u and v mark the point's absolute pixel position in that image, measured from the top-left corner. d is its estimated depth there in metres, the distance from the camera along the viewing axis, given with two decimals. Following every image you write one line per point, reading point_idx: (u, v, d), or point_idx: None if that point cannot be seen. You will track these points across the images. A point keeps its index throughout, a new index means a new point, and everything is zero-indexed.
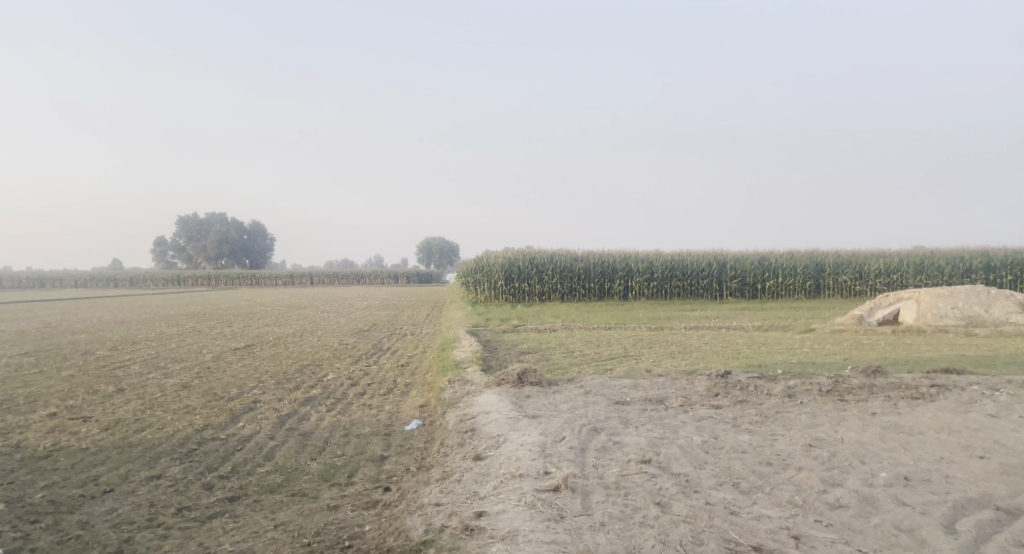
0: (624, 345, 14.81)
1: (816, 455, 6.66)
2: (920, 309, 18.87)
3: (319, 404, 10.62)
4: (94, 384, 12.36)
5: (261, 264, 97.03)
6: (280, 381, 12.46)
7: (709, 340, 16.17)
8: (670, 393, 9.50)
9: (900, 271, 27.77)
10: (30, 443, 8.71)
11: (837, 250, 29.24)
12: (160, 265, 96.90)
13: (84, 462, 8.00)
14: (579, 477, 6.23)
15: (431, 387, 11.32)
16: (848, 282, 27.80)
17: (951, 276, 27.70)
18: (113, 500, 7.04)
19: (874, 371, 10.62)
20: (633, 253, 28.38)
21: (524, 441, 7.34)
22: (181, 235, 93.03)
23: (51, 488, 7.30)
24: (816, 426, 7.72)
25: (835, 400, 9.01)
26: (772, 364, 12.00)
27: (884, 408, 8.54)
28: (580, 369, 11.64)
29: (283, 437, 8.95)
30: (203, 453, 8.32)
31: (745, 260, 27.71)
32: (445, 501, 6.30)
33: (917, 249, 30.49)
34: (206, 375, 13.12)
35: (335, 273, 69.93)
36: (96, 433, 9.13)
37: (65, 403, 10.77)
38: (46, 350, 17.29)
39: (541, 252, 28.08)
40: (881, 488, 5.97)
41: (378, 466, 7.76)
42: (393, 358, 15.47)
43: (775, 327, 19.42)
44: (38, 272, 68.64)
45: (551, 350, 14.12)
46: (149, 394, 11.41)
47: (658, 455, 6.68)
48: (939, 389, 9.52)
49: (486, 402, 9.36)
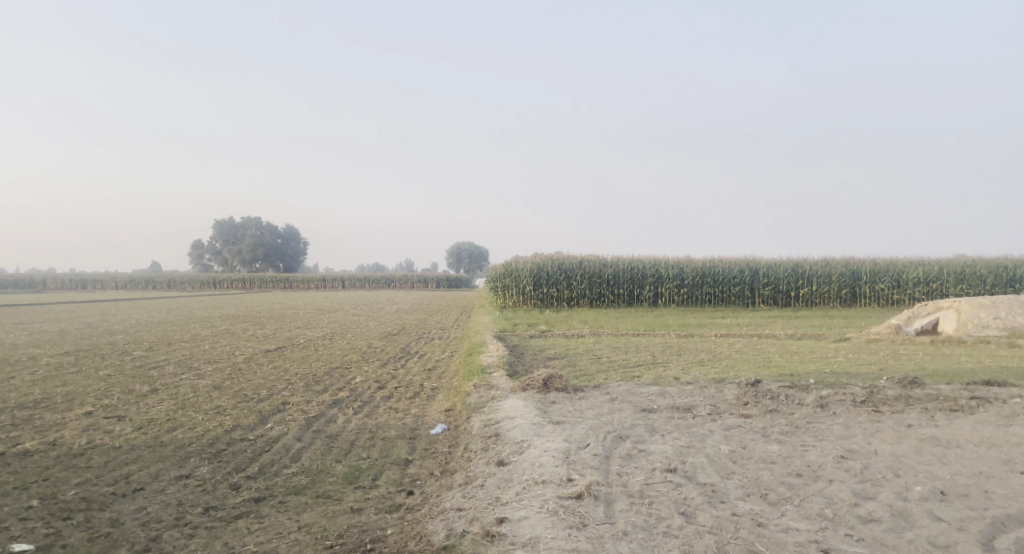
0: (653, 352, 14.67)
1: (848, 467, 6.49)
2: (960, 319, 18.41)
3: (346, 407, 10.66)
4: (129, 384, 12.56)
5: (295, 267, 98.23)
6: (309, 383, 12.56)
7: (740, 348, 15.94)
8: (698, 402, 9.35)
9: (939, 280, 27.13)
10: (65, 441, 8.86)
11: (874, 258, 28.68)
12: (197, 268, 98.56)
13: (116, 461, 8.11)
14: (603, 485, 6.14)
15: (457, 392, 11.29)
16: (885, 290, 27.24)
17: (994, 285, 26.98)
18: (143, 499, 7.11)
19: (911, 382, 10.35)
20: (664, 259, 28.15)
21: (548, 447, 7.27)
22: (217, 238, 94.53)
23: (84, 485, 7.40)
24: (849, 438, 7.53)
25: (869, 411, 8.79)
26: (804, 373, 11.76)
27: (920, 420, 8.30)
28: (607, 376, 11.53)
29: (310, 439, 8.99)
30: (231, 453, 8.38)
31: (778, 268, 27.31)
32: (468, 506, 6.25)
33: (958, 257, 29.78)
34: (237, 376, 13.26)
35: (366, 277, 70.48)
36: (128, 432, 9.25)
37: (100, 402, 10.95)
38: (85, 350, 17.65)
39: (571, 258, 27.98)
40: (916, 503, 5.78)
41: (402, 469, 7.75)
42: (420, 361, 15.50)
43: (808, 335, 19.10)
44: (79, 274, 70.34)
45: (579, 355, 14.03)
46: (182, 394, 11.56)
47: (684, 464, 6.55)
48: (979, 402, 9.23)
49: (511, 407, 9.30)
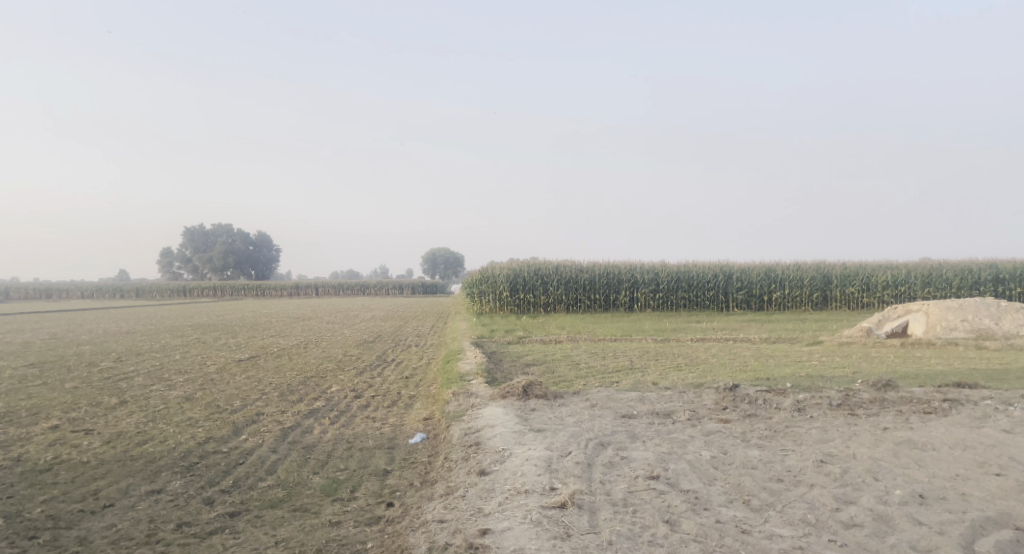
0: (630, 357, 14.69)
1: (828, 472, 6.52)
2: (930, 321, 18.70)
3: (322, 416, 10.52)
4: (98, 396, 12.26)
5: (267, 274, 97.23)
6: (284, 393, 12.38)
7: (717, 353, 16.01)
8: (677, 407, 9.36)
9: (908, 283, 27.58)
10: (31, 456, 8.62)
11: (844, 262, 29.08)
12: (166, 276, 97.16)
13: (84, 476, 7.90)
14: (586, 493, 6.10)
15: (435, 400, 11.21)
16: (855, 293, 27.61)
17: (960, 288, 27.49)
18: (113, 516, 6.93)
19: (885, 384, 10.46)
20: (638, 264, 28.27)
21: (530, 455, 7.21)
22: (187, 245, 93.22)
23: (50, 502, 7.19)
24: (828, 442, 7.58)
25: (845, 414, 8.86)
26: (781, 377, 11.83)
27: (896, 423, 8.39)
28: (586, 382, 11.51)
29: (286, 450, 8.84)
30: (205, 467, 8.21)
31: (751, 272, 27.55)
32: (449, 517, 6.18)
33: (926, 260, 30.28)
34: (209, 387, 13.01)
35: (340, 284, 69.98)
36: (97, 446, 9.03)
37: (68, 416, 10.68)
38: (51, 361, 17.22)
39: (547, 263, 28.00)
40: (896, 507, 5.82)
41: (381, 480, 7.65)
42: (397, 369, 15.36)
43: (782, 339, 19.27)
44: (44, 283, 68.94)
45: (556, 361, 13.99)
46: (152, 406, 11.32)
47: (666, 471, 6.54)
48: (952, 404, 9.35)
49: (491, 415, 9.23)
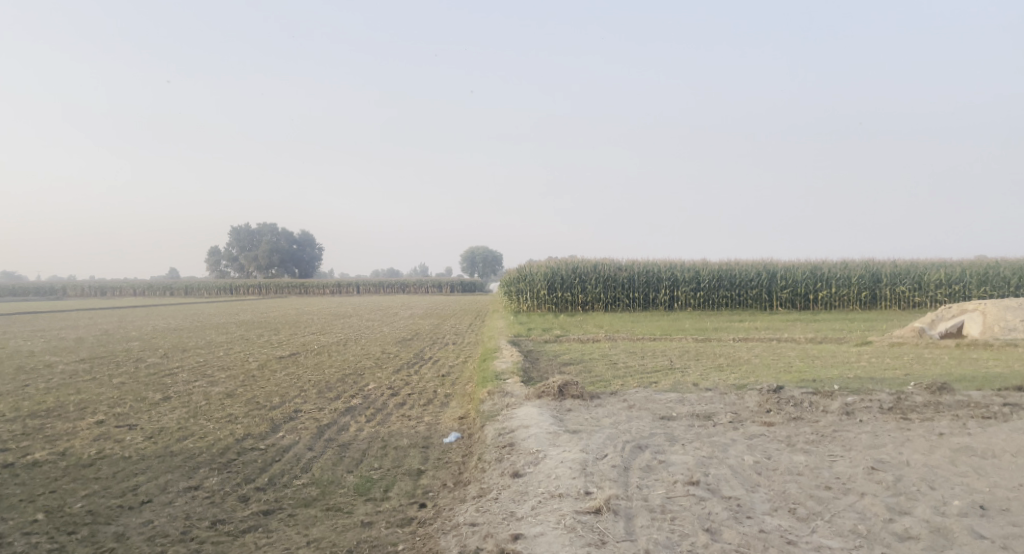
0: (670, 357, 14.38)
1: (880, 479, 6.19)
2: (986, 322, 17.95)
3: (358, 414, 10.45)
4: (143, 392, 12.40)
5: (310, 272, 98.55)
6: (321, 390, 12.37)
7: (760, 353, 15.58)
8: (718, 409, 9.06)
9: (962, 282, 26.65)
10: (75, 451, 8.71)
11: (894, 260, 28.19)
12: (214, 274, 99.13)
13: (125, 472, 7.95)
14: (622, 499, 5.88)
15: (471, 398, 11.07)
16: (906, 292, 26.74)
17: (1018, 286, 26.47)
18: (149, 512, 6.93)
19: (940, 387, 9.98)
20: (679, 262, 27.85)
21: (564, 457, 7.01)
22: (233, 244, 95.00)
23: (90, 497, 7.23)
24: (879, 448, 7.22)
25: (897, 418, 8.47)
26: (828, 378, 11.40)
27: (952, 429, 7.97)
28: (624, 382, 11.28)
29: (321, 448, 8.79)
30: (242, 463, 8.21)
31: (796, 270, 26.90)
32: (482, 521, 6.01)
33: (981, 258, 29.23)
34: (250, 384, 13.07)
35: (382, 283, 70.55)
36: (139, 441, 9.12)
37: (113, 411, 10.82)
38: (100, 357, 17.53)
39: (586, 262, 27.71)
40: (955, 518, 5.48)
41: (415, 480, 7.53)
42: (434, 367, 15.30)
43: (829, 339, 18.73)
44: (97, 281, 70.85)
45: (594, 361, 13.76)
46: (194, 402, 11.41)
47: (706, 476, 6.28)
48: (1012, 409, 8.86)
49: (526, 415, 9.05)
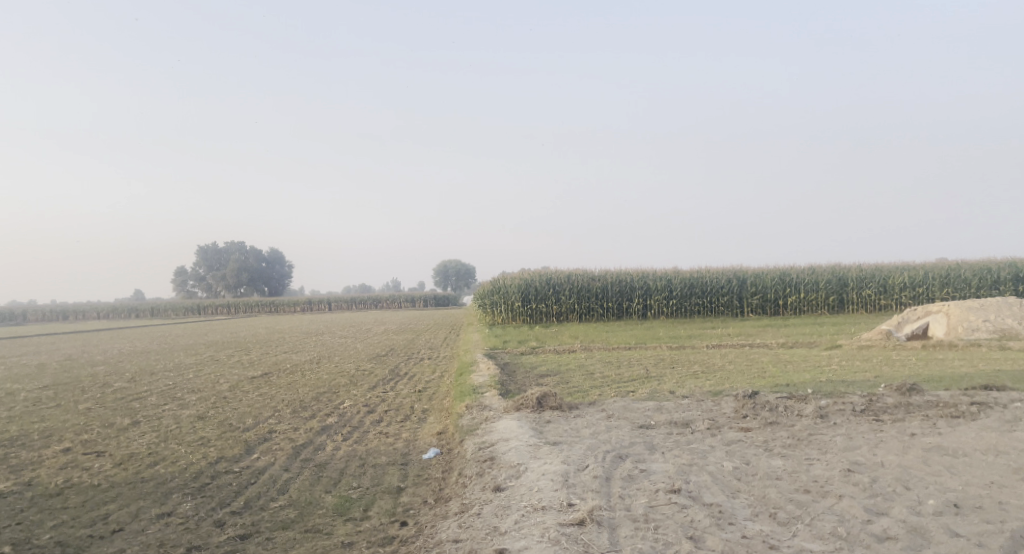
0: (646, 366, 14.46)
1: (857, 481, 6.28)
2: (951, 323, 18.33)
3: (335, 433, 10.36)
4: (111, 417, 12.15)
5: (280, 290, 97.55)
6: (296, 410, 12.22)
7: (734, 359, 15.75)
8: (696, 416, 9.14)
9: (926, 284, 27.23)
10: (42, 480, 8.49)
11: (860, 264, 28.72)
12: (181, 294, 97.65)
13: (95, 500, 7.76)
14: (605, 509, 5.89)
15: (449, 413, 11.02)
16: (872, 296, 27.23)
17: (979, 288, 27.13)
18: (122, 540, 6.79)
19: (910, 388, 10.17)
20: (650, 271, 28.06)
21: (546, 470, 7.01)
22: (201, 264, 93.76)
23: (59, 528, 7.06)
24: (854, 450, 7.32)
25: (870, 420, 8.60)
26: (801, 382, 11.55)
27: (923, 429, 8.12)
28: (601, 392, 11.31)
29: (298, 469, 8.69)
30: (216, 487, 8.08)
31: (766, 276, 27.25)
32: (464, 537, 5.98)
33: (943, 260, 29.90)
34: (222, 405, 12.88)
35: (353, 299, 70.07)
36: (108, 468, 8.93)
37: (81, 438, 10.58)
38: (65, 383, 17.12)
39: (559, 273, 27.79)
40: (930, 518, 5.58)
41: (394, 498, 7.47)
42: (410, 382, 15.21)
43: (800, 343, 19.00)
44: (60, 305, 69.36)
45: (570, 372, 13.79)
46: (165, 426, 11.20)
47: (687, 484, 6.32)
48: (979, 407, 9.06)
49: (505, 428, 9.04)
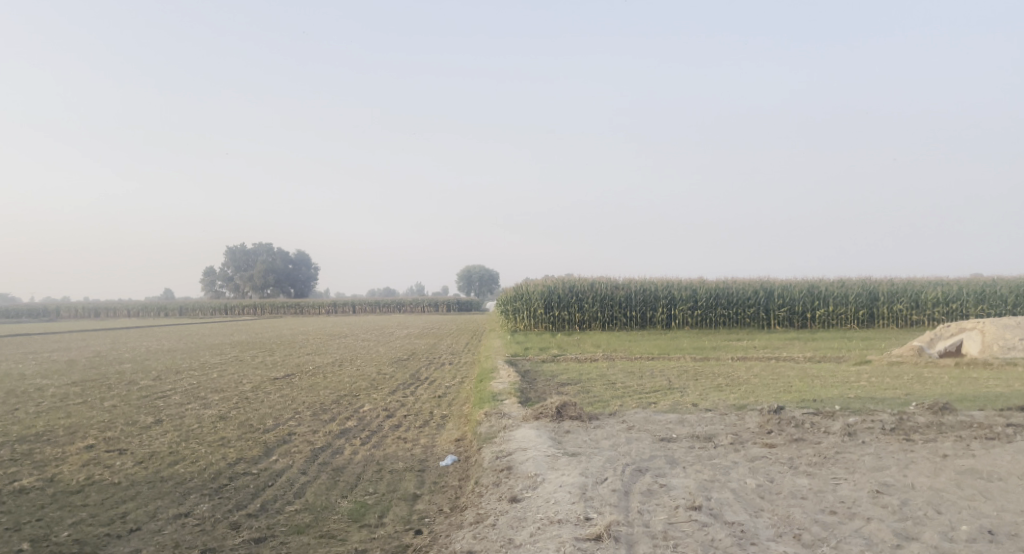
0: (669, 377, 14.25)
1: (885, 504, 6.07)
2: (985, 340, 17.87)
3: (353, 437, 10.30)
4: (134, 415, 12.21)
5: (306, 292, 98.31)
6: (316, 412, 12.21)
7: (759, 372, 15.45)
8: (718, 430, 8.94)
9: (959, 300, 26.64)
10: (63, 477, 8.54)
11: (890, 278, 28.19)
12: (210, 294, 98.85)
13: (113, 498, 7.77)
14: (624, 525, 5.74)
15: (468, 420, 10.90)
16: (903, 311, 26.67)
17: (1015, 304, 26.50)
18: (138, 540, 6.77)
19: (942, 407, 9.87)
20: (676, 280, 27.79)
21: (564, 482, 6.87)
22: (229, 264, 94.93)
23: (77, 526, 7.06)
24: (883, 470, 7.09)
25: (900, 440, 8.35)
26: (828, 398, 11.29)
27: (956, 450, 7.86)
28: (623, 402, 11.15)
29: (315, 472, 8.64)
30: (233, 489, 8.04)
31: (793, 289, 26.84)
32: (479, 548, 5.86)
33: (977, 276, 29.25)
34: (243, 406, 12.90)
35: (377, 301, 70.39)
36: (129, 466, 8.95)
37: (103, 435, 10.64)
38: (92, 380, 17.30)
39: (582, 281, 27.62)
40: (964, 545, 5.36)
41: (410, 505, 7.38)
42: (430, 388, 15.14)
43: (827, 358, 18.63)
44: (92, 301, 70.58)
45: (592, 381, 13.61)
46: (186, 425, 11.23)
47: (708, 501, 6.15)
48: (1015, 429, 8.76)
49: (524, 437, 8.92)
